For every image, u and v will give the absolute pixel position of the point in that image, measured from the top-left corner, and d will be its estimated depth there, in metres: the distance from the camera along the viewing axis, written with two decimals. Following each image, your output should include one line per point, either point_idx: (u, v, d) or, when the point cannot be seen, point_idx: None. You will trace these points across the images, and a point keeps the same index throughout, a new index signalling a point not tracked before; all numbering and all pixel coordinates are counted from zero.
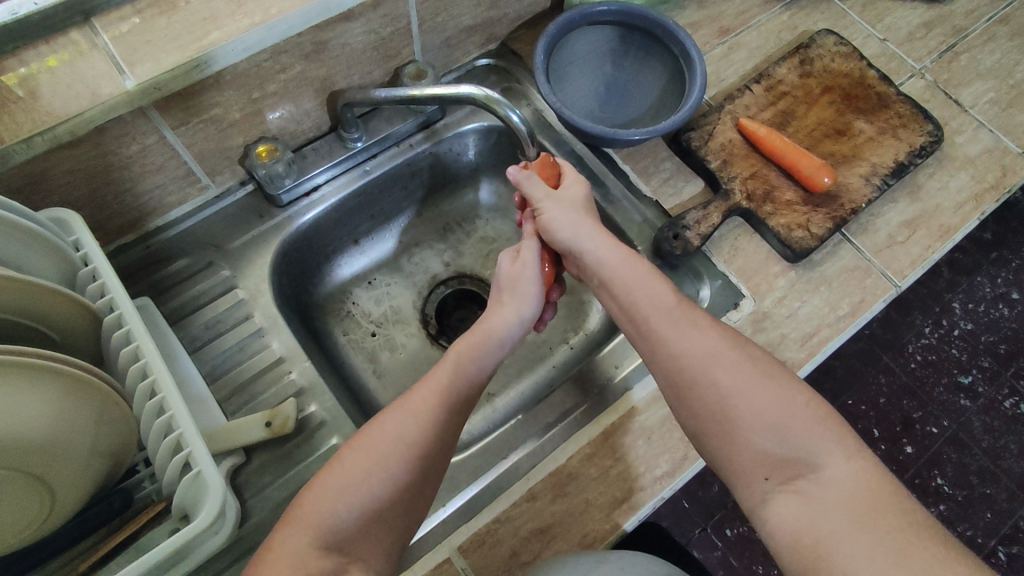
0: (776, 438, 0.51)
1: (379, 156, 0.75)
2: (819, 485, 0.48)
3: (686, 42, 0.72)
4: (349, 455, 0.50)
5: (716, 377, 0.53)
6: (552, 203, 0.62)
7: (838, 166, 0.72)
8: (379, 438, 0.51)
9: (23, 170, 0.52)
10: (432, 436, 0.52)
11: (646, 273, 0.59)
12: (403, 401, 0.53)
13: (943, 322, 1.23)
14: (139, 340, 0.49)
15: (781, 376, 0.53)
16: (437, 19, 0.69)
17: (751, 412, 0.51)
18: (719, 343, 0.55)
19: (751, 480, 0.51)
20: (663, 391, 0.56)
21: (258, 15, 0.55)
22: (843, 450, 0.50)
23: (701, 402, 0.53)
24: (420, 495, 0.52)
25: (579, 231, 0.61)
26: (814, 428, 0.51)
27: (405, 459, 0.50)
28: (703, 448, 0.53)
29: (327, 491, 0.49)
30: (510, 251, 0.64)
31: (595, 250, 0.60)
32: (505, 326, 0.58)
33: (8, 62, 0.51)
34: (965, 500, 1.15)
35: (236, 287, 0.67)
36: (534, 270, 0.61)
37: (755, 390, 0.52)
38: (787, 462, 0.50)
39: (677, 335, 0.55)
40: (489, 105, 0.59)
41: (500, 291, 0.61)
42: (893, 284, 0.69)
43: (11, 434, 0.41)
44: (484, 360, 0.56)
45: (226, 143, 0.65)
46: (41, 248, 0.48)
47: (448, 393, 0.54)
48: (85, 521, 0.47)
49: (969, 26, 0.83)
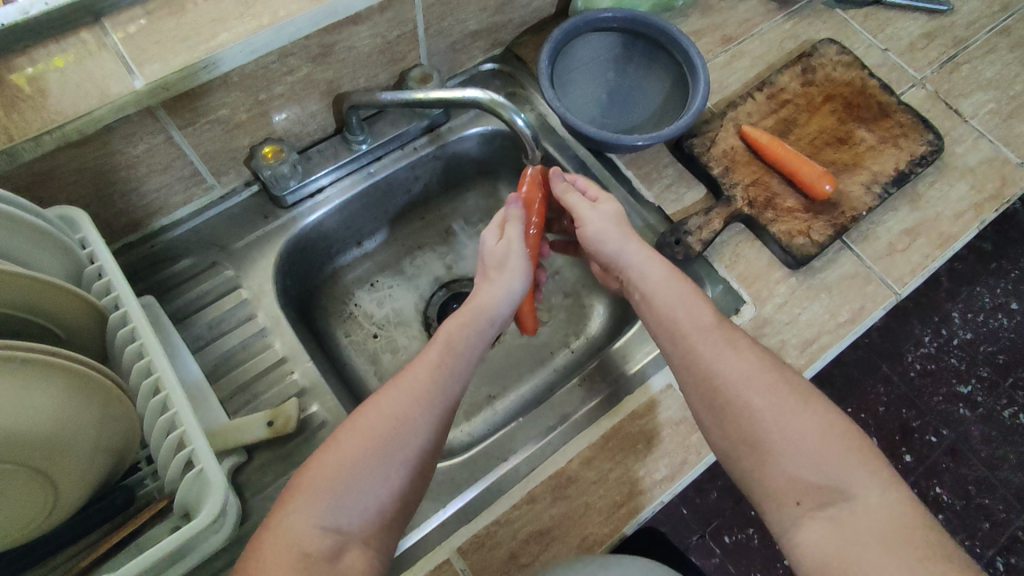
0: (810, 464, 0.50)
1: (383, 158, 0.76)
2: (850, 513, 0.48)
3: (689, 50, 0.72)
4: (347, 436, 0.50)
5: (750, 398, 0.53)
6: (590, 217, 0.63)
7: (839, 175, 0.73)
8: (377, 420, 0.51)
9: (31, 168, 0.52)
10: (421, 412, 0.52)
11: (685, 289, 0.59)
12: (399, 383, 0.53)
13: (943, 331, 1.24)
14: (145, 337, 0.50)
15: (816, 402, 0.53)
16: (443, 23, 0.70)
17: (782, 435, 0.52)
18: (754, 363, 0.55)
19: (782, 504, 0.51)
20: (696, 411, 0.56)
21: (266, 18, 0.56)
22: (878, 482, 0.50)
23: (733, 422, 0.53)
24: (420, 474, 0.52)
25: (623, 241, 0.62)
26: (850, 456, 0.51)
27: (405, 443, 0.51)
28: (734, 469, 0.54)
29: (326, 472, 0.49)
30: (493, 227, 0.63)
31: (639, 264, 0.61)
32: (494, 303, 0.58)
33: (18, 61, 0.51)
34: (963, 510, 1.14)
35: (240, 287, 0.68)
36: (521, 245, 0.61)
37: (792, 415, 0.52)
38: (824, 488, 0.50)
39: (714, 356, 0.55)
40: (494, 109, 0.60)
41: (487, 267, 0.61)
42: (893, 292, 0.69)
43: (17, 429, 0.41)
44: (473, 340, 0.57)
45: (233, 143, 0.66)
46: (49, 245, 0.49)
47: (439, 371, 0.54)
48: (88, 518, 0.47)
49: (970, 37, 0.84)
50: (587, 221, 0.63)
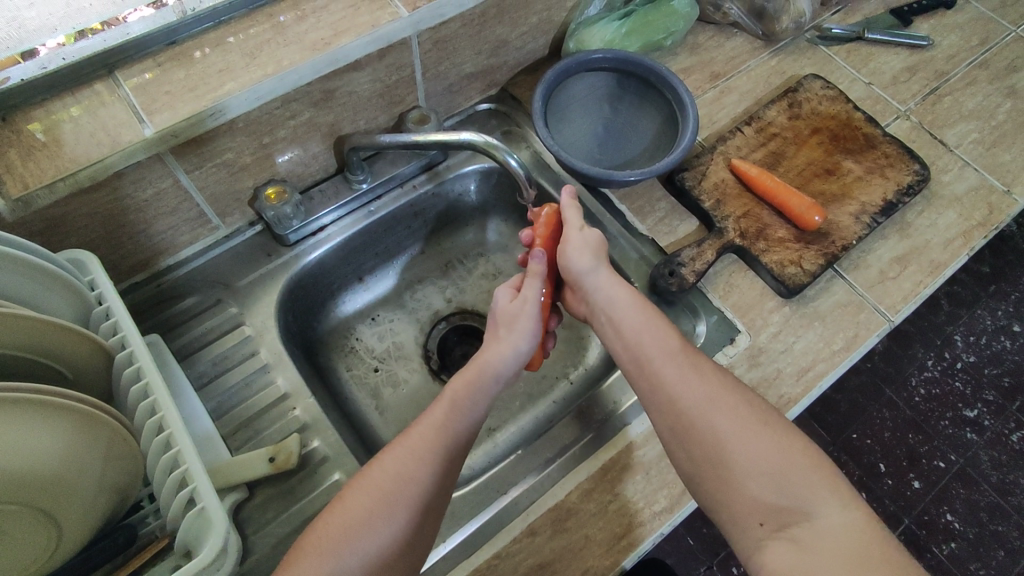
0: (770, 485, 0.51)
1: (384, 197, 0.78)
2: (812, 533, 0.49)
3: (679, 88, 0.75)
4: (347, 499, 0.52)
5: (714, 420, 0.54)
6: (573, 241, 0.65)
7: (828, 205, 0.74)
8: (381, 477, 0.52)
9: (45, 214, 0.54)
10: (427, 471, 0.53)
11: (649, 317, 0.61)
12: (404, 440, 0.55)
13: (945, 355, 1.24)
14: (150, 376, 0.51)
15: (774, 421, 0.54)
16: (440, 67, 0.73)
17: (748, 457, 0.52)
18: (718, 388, 0.56)
19: (746, 526, 0.51)
20: (660, 434, 0.56)
21: (271, 67, 0.59)
22: (838, 500, 0.50)
23: (698, 444, 0.53)
24: (427, 529, 0.53)
25: (593, 269, 0.63)
26: (809, 476, 0.51)
27: (407, 500, 0.51)
28: (698, 490, 0.54)
29: (333, 532, 0.50)
30: (508, 286, 0.65)
31: (606, 289, 0.63)
32: (501, 360, 0.59)
33: (35, 112, 0.54)
34: (976, 537, 1.12)
35: (243, 324, 0.69)
36: (533, 306, 0.62)
37: (754, 436, 0.53)
38: (784, 509, 0.50)
39: (680, 380, 0.56)
40: (488, 151, 0.63)
41: (497, 325, 0.62)
42: (887, 320, 0.70)
43: (23, 469, 0.42)
44: (478, 397, 0.58)
45: (238, 185, 0.68)
46: (60, 288, 0.50)
47: (444, 431, 0.55)
48: (89, 557, 0.47)
49: (951, 70, 0.87)
50: (568, 241, 0.65)
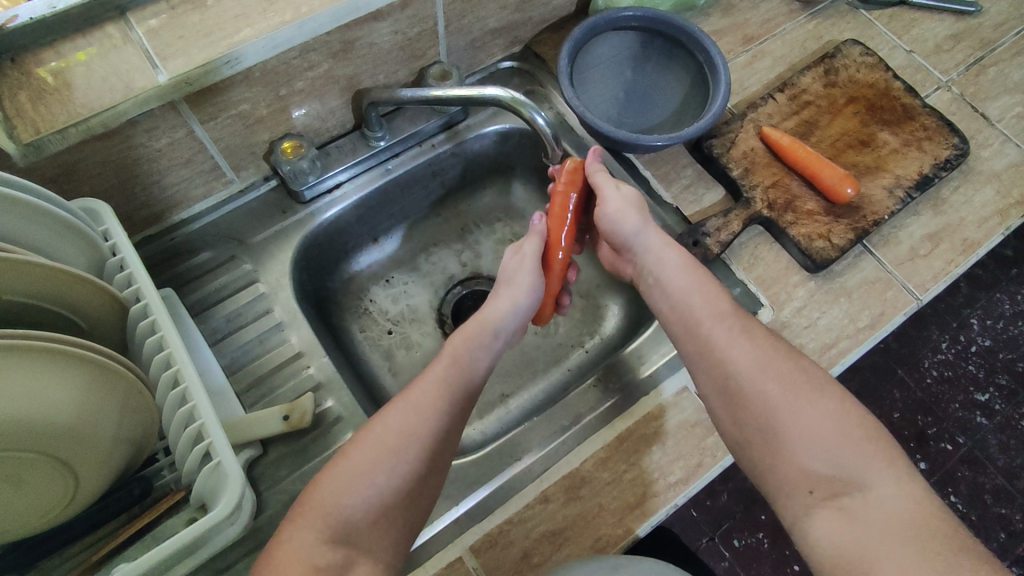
0: (822, 455, 0.50)
1: (402, 155, 0.76)
2: (863, 503, 0.48)
3: (711, 49, 0.72)
4: (365, 438, 0.52)
5: (764, 386, 0.53)
6: (611, 197, 0.64)
7: (861, 177, 0.72)
8: (385, 432, 0.52)
9: (55, 160, 0.53)
10: (435, 417, 0.53)
11: (698, 280, 0.60)
12: (407, 396, 0.54)
13: (960, 338, 1.22)
14: (164, 330, 0.50)
15: (834, 391, 0.53)
16: (463, 21, 0.70)
17: (800, 426, 0.51)
18: (770, 353, 0.55)
19: (793, 493, 0.50)
20: (706, 397, 0.56)
21: (290, 13, 0.56)
22: (893, 473, 0.49)
23: (747, 410, 0.53)
24: (428, 481, 0.52)
25: (642, 227, 0.63)
26: (867, 448, 0.50)
27: (410, 453, 0.51)
28: (744, 458, 0.54)
29: (337, 481, 0.50)
30: (514, 245, 0.67)
31: (655, 247, 0.62)
32: (501, 317, 0.61)
33: (43, 55, 0.52)
34: (979, 519, 1.13)
35: (258, 281, 0.68)
36: (530, 261, 0.64)
37: (807, 402, 0.52)
38: (834, 478, 0.49)
39: (728, 343, 0.55)
40: (515, 107, 0.61)
41: (499, 282, 0.64)
42: (915, 297, 0.68)
43: (36, 420, 0.41)
44: (478, 352, 0.59)
45: (253, 138, 0.66)
46: (75, 237, 0.49)
47: (446, 385, 0.55)
48: (106, 506, 0.48)
49: (997, 39, 0.83)
50: (605, 200, 0.64)
